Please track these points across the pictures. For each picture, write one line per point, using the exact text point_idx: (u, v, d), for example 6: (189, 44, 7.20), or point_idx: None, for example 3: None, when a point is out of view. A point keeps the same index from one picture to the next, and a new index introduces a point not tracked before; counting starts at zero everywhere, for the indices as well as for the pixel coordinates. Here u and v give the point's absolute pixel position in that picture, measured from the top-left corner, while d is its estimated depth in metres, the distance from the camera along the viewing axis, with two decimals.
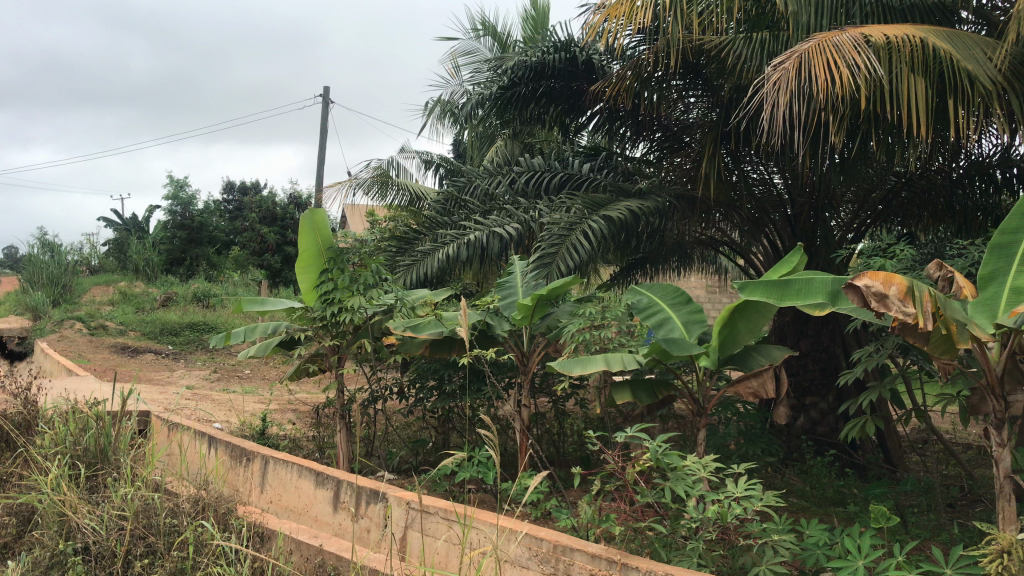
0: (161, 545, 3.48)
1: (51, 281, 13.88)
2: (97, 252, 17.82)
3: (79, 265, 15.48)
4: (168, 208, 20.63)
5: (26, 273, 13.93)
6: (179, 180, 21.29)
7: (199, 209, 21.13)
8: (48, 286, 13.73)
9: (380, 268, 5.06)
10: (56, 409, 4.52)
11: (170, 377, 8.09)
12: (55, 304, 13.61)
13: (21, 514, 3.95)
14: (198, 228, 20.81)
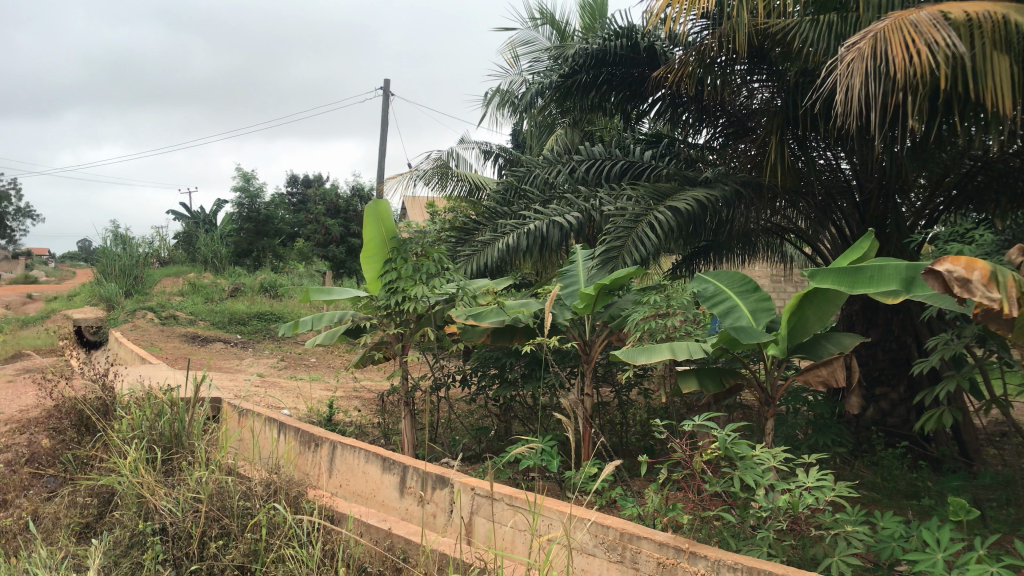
0: (234, 527, 3.57)
1: (124, 272, 14.28)
2: (169, 245, 18.24)
3: (152, 258, 15.92)
4: (234, 201, 21.07)
5: (100, 265, 14.36)
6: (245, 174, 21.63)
7: (264, 202, 21.54)
8: (121, 277, 14.14)
9: (443, 257, 5.10)
10: (133, 396, 4.66)
11: (238, 365, 8.23)
12: (129, 295, 14.00)
13: (102, 495, 4.08)
14: (265, 220, 21.20)
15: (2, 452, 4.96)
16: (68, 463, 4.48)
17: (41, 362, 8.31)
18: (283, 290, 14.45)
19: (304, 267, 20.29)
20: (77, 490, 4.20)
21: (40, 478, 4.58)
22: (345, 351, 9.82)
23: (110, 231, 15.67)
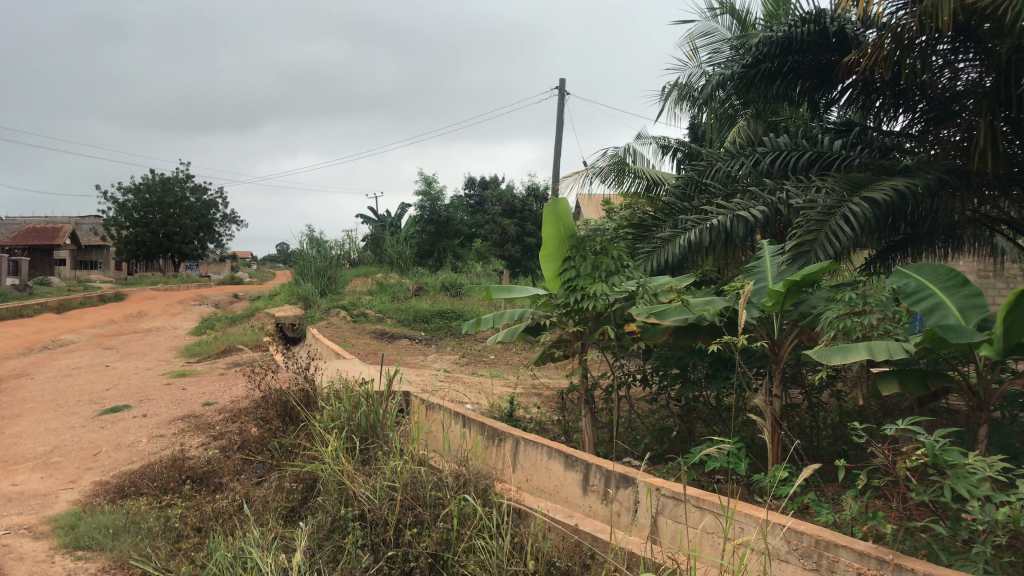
0: (426, 517, 3.71)
1: (318, 273, 15.22)
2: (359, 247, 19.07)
3: (344, 259, 16.87)
4: (417, 205, 21.92)
5: (297, 268, 15.40)
6: (428, 178, 22.60)
7: (445, 204, 22.25)
8: (315, 278, 15.08)
9: (622, 254, 4.95)
10: (332, 389, 4.95)
11: (423, 361, 8.54)
12: (323, 295, 14.90)
13: (305, 482, 4.40)
14: (445, 222, 21.93)
15: (218, 439, 5.42)
16: (275, 450, 4.83)
17: (249, 356, 9.00)
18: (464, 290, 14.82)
19: (482, 267, 20.78)
20: (284, 475, 4.52)
21: (250, 463, 4.96)
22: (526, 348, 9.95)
23: (304, 236, 16.75)
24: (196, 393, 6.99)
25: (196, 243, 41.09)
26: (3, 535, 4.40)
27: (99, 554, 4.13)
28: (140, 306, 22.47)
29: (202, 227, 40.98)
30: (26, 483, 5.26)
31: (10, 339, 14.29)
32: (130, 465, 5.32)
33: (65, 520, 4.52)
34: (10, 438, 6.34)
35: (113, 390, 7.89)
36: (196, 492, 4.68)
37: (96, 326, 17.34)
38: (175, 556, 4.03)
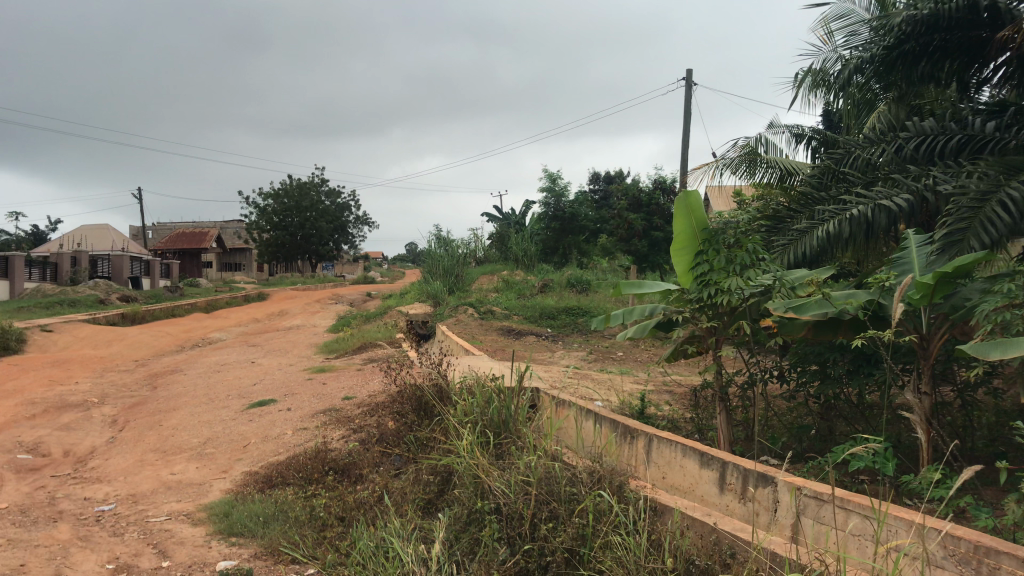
0: (562, 511, 3.70)
1: (446, 272, 15.53)
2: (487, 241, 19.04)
3: (470, 257, 17.16)
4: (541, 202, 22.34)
5: (427, 266, 15.79)
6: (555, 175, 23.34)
7: (569, 200, 22.31)
8: (443, 277, 15.40)
9: (758, 247, 4.84)
10: (465, 384, 5.05)
11: (552, 357, 8.55)
12: (450, 293, 15.21)
13: (441, 474, 4.45)
14: (571, 218, 21.97)
15: (357, 432, 5.61)
16: (412, 443, 4.97)
17: (383, 352, 9.28)
18: (591, 288, 14.54)
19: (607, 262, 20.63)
20: (420, 468, 4.63)
21: (388, 456, 5.11)
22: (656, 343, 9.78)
23: (431, 235, 17.12)
24: (335, 388, 7.27)
25: (328, 244, 42.77)
26: (165, 520, 4.72)
27: (251, 541, 4.36)
28: (281, 305, 23.61)
29: (334, 228, 42.61)
30: (184, 472, 5.61)
31: (166, 337, 15.32)
32: (276, 456, 5.58)
33: (220, 508, 4.79)
34: (169, 429, 6.78)
35: (259, 384, 8.30)
36: (338, 484, 4.87)
37: (241, 325, 18.35)
38: (320, 545, 4.21)
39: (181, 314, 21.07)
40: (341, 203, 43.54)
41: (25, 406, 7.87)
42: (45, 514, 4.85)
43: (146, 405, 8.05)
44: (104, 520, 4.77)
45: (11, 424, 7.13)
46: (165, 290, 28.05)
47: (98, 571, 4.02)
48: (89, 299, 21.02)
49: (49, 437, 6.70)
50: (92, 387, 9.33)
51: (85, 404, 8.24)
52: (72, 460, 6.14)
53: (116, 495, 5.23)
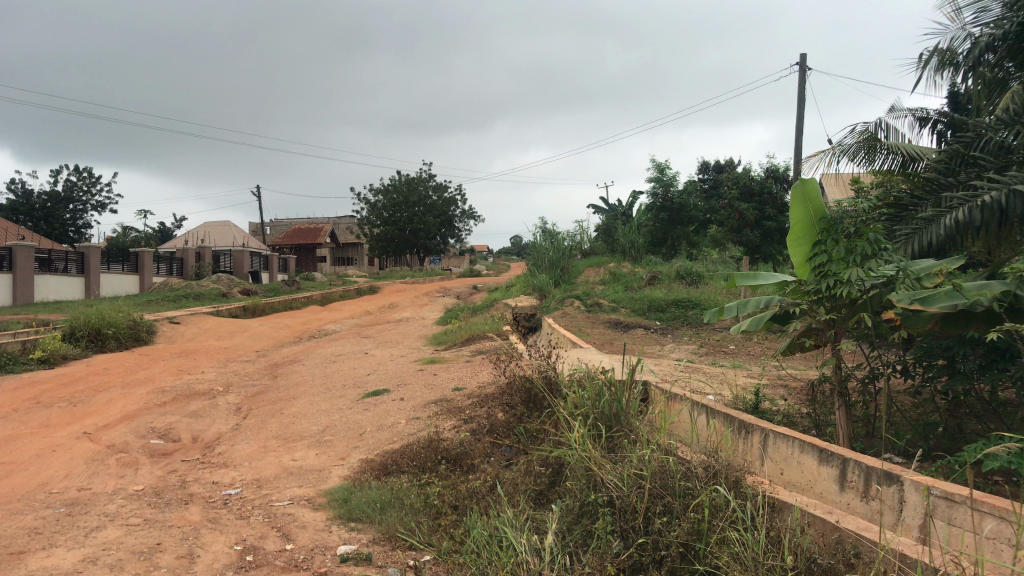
0: (676, 506, 3.65)
1: (552, 264, 15.56)
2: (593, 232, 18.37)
3: (577, 249, 17.12)
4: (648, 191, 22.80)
5: (533, 259, 15.90)
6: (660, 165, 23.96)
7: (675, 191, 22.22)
8: (550, 269, 15.44)
9: (879, 236, 4.55)
10: (576, 376, 5.04)
11: (661, 350, 8.42)
12: (557, 285, 15.21)
13: (553, 466, 4.45)
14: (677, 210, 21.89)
15: (469, 422, 5.70)
16: (522, 434, 5.00)
17: (492, 344, 9.36)
18: (701, 280, 13.71)
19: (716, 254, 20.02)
20: (532, 459, 4.65)
21: (499, 446, 5.17)
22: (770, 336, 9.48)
23: (536, 227, 17.12)
24: (446, 379, 7.38)
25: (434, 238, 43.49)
26: (288, 504, 4.91)
27: (369, 527, 4.48)
28: (390, 298, 24.17)
29: (441, 222, 43.33)
30: (304, 458, 5.83)
31: (283, 329, 15.94)
32: (390, 444, 5.72)
33: (339, 494, 4.96)
34: (289, 417, 7.04)
35: (373, 375, 8.52)
36: (451, 473, 4.96)
37: (354, 317, 18.90)
38: (436, 532, 4.30)
39: (297, 307, 21.86)
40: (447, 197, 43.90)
41: (158, 394, 8.33)
42: (178, 496, 5.13)
43: (267, 394, 8.39)
44: (231, 503, 5.00)
45: (145, 411, 7.57)
46: (282, 284, 29.21)
47: (228, 551, 4.22)
48: (213, 293, 22.07)
49: (180, 424, 7.08)
50: (217, 376, 9.80)
51: (212, 392, 8.66)
52: (201, 445, 6.47)
53: (242, 479, 5.48)
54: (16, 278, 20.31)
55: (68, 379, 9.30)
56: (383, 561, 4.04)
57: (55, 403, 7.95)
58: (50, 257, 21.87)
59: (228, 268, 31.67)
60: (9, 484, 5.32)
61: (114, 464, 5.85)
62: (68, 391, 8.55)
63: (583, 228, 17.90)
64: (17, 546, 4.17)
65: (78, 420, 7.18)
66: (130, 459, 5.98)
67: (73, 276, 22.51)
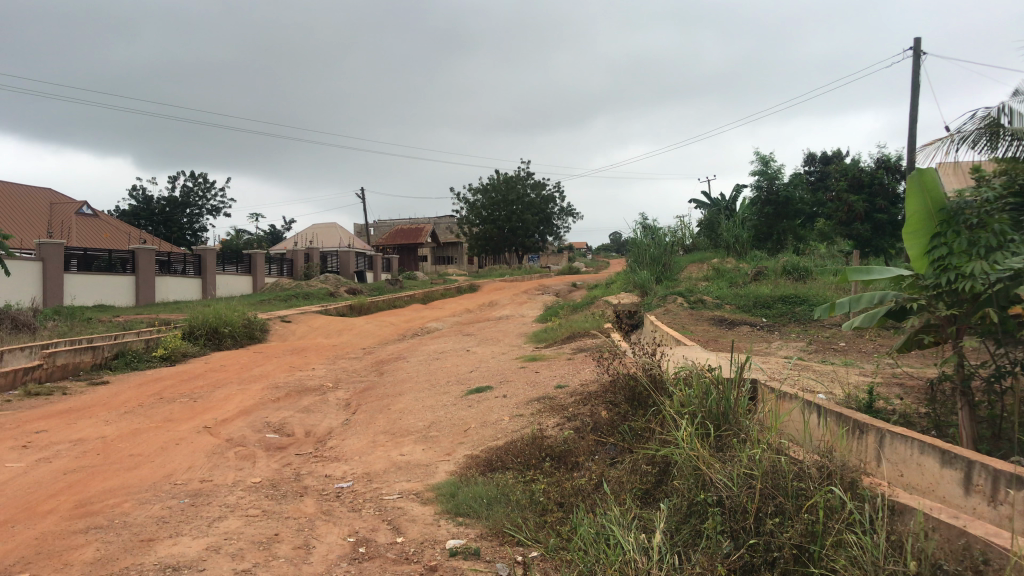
0: (789, 506, 3.54)
1: (654, 261, 15.41)
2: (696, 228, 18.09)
3: (679, 245, 16.89)
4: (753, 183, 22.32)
5: (634, 257, 15.97)
6: (764, 157, 23.46)
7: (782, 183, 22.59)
8: (651, 266, 15.31)
9: (1005, 226, 4.36)
10: (682, 374, 4.97)
11: (768, 347, 8.21)
12: (659, 281, 15.05)
13: (659, 466, 4.39)
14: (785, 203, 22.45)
15: (572, 420, 5.70)
16: (626, 433, 4.96)
17: (593, 342, 9.33)
18: (810, 275, 13.26)
19: (825, 248, 19.44)
20: (638, 458, 4.61)
21: (604, 444, 5.14)
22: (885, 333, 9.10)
23: (636, 224, 16.96)
24: (548, 377, 7.40)
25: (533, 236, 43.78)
26: (397, 498, 5.03)
27: (477, 522, 4.54)
28: (491, 296, 24.40)
29: (540, 220, 43.37)
30: (411, 453, 5.96)
31: (388, 327, 16.32)
32: (495, 440, 5.78)
33: (446, 489, 5.04)
34: (396, 413, 7.20)
35: (476, 372, 8.63)
36: (556, 470, 4.98)
37: (455, 315, 19.17)
38: (542, 529, 4.31)
39: (400, 305, 22.34)
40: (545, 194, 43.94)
41: (272, 390, 8.67)
42: (293, 489, 5.32)
43: (374, 390, 8.60)
44: (343, 496, 5.15)
45: (260, 406, 7.88)
46: (385, 284, 29.91)
47: (341, 543, 4.34)
48: (320, 292, 22.79)
49: (293, 419, 7.34)
50: (327, 373, 10.12)
51: (322, 388, 8.95)
52: (313, 439, 6.69)
53: (352, 473, 5.63)
54: (140, 280, 21.47)
55: (189, 376, 9.78)
56: (490, 556, 4.08)
57: (178, 398, 8.37)
58: (170, 260, 23.03)
59: (334, 268, 32.61)
60: (138, 475, 5.62)
61: (233, 457, 6.11)
62: (190, 387, 8.99)
63: (685, 224, 17.68)
64: (146, 533, 4.41)
65: (199, 414, 7.53)
66: (247, 452, 6.24)
67: (190, 277, 23.63)
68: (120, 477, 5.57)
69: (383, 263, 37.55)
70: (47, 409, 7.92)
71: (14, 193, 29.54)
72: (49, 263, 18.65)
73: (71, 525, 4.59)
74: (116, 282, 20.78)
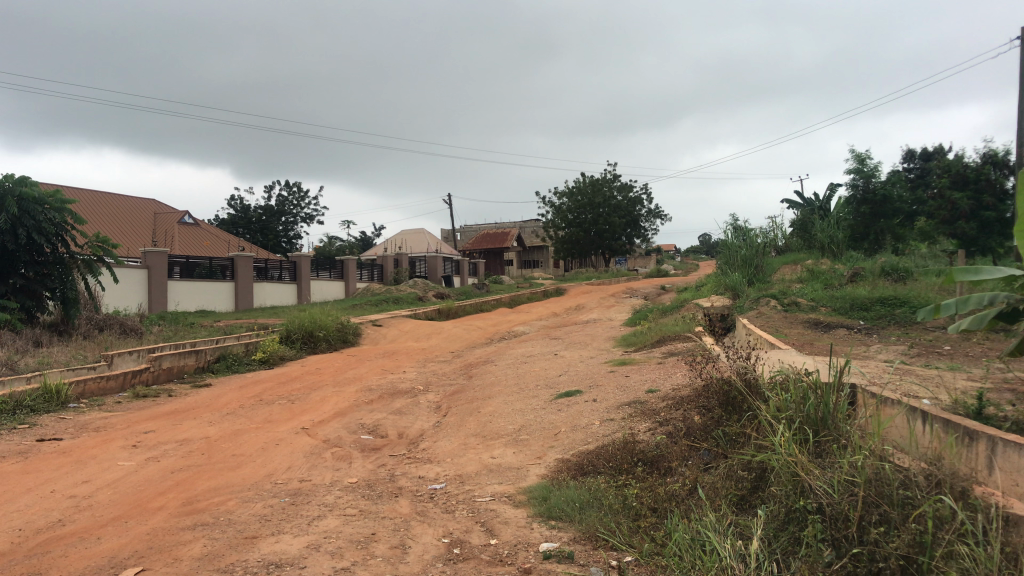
0: (894, 516, 3.39)
1: (745, 262, 15.15)
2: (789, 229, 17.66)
3: (771, 246, 16.52)
4: (850, 181, 21.56)
5: (723, 257, 15.84)
6: (859, 155, 22.73)
7: (879, 181, 21.84)
8: (743, 268, 15.04)
9: None
10: (778, 378, 4.86)
11: (867, 351, 7.94)
12: (751, 284, 14.74)
13: (755, 472, 4.28)
14: (883, 200, 21.85)
15: (664, 425, 5.64)
16: (721, 438, 4.88)
17: (684, 346, 9.22)
18: (910, 275, 12.77)
19: (927, 247, 18.67)
20: (732, 463, 4.52)
21: (697, 450, 5.06)
22: (994, 335, 8.71)
23: (727, 224, 16.70)
24: (638, 381, 7.34)
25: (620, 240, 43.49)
26: (490, 500, 5.08)
27: (570, 525, 4.54)
28: (578, 299, 24.36)
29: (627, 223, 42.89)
30: (502, 456, 6.01)
31: (476, 330, 16.49)
32: (586, 444, 5.77)
33: (538, 492, 5.06)
34: (486, 416, 7.27)
35: (565, 376, 8.63)
36: (648, 475, 4.94)
37: (542, 318, 19.22)
38: (636, 534, 4.28)
39: (488, 309, 22.54)
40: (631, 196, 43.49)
41: (365, 392, 8.87)
42: (388, 489, 5.43)
43: (464, 393, 8.70)
44: (437, 497, 5.23)
45: (354, 408, 8.07)
46: (472, 288, 30.22)
47: (436, 543, 4.41)
48: (409, 297, 23.19)
49: (386, 420, 7.49)
50: (418, 376, 10.29)
51: (413, 391, 9.11)
52: (406, 441, 6.81)
53: (445, 475, 5.72)
54: (238, 286, 22.27)
55: (287, 378, 10.10)
56: (584, 559, 4.07)
57: (276, 400, 8.64)
58: (266, 266, 23.82)
59: (423, 273, 33.16)
60: (241, 474, 5.83)
61: (330, 457, 6.28)
62: (288, 389, 9.27)
63: (777, 224, 17.28)
64: (250, 530, 4.57)
65: (297, 415, 7.77)
66: (343, 452, 6.40)
67: (285, 283, 24.37)
68: (224, 476, 5.79)
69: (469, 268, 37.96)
70: (156, 410, 8.30)
71: (122, 204, 31.08)
72: (154, 270, 19.52)
73: (180, 521, 4.79)
74: (216, 288, 21.60)
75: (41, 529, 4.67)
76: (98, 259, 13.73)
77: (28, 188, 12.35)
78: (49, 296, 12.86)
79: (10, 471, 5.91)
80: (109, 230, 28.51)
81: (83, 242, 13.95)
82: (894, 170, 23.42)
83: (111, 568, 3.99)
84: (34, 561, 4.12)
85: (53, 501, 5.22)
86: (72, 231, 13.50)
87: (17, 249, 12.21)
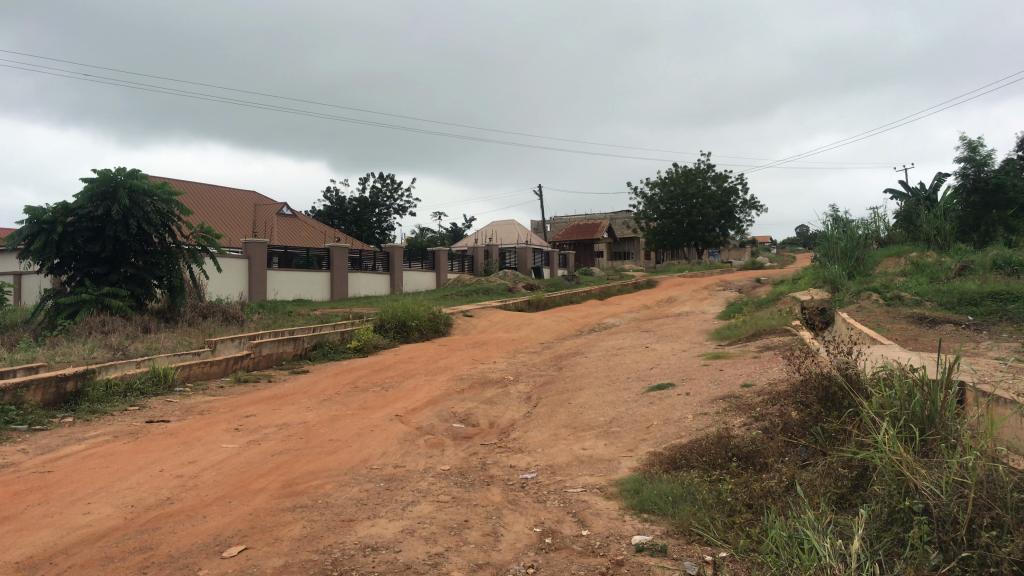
0: (1008, 520, 3.17)
1: (846, 255, 14.71)
2: (892, 220, 17.00)
3: (873, 238, 15.95)
4: (961, 170, 20.86)
5: (824, 250, 15.34)
6: (972, 141, 21.74)
7: (993, 169, 21.34)
8: (843, 260, 14.61)
9: None
10: (881, 374, 4.69)
11: (977, 348, 7.59)
12: (851, 277, 14.28)
13: (857, 471, 4.13)
14: (995, 189, 21.07)
15: (760, 420, 5.52)
16: (820, 435, 4.76)
17: (780, 340, 9.00)
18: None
19: None
20: (833, 461, 4.38)
21: (794, 446, 4.94)
22: None
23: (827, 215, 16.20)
24: (733, 375, 7.21)
25: (714, 231, 42.73)
26: (581, 491, 5.08)
27: (662, 519, 4.50)
28: (669, 292, 24.10)
29: (721, 214, 42.11)
30: (593, 448, 6.00)
31: (566, 321, 16.50)
32: (679, 438, 5.71)
33: (630, 484, 5.03)
34: (577, 407, 7.27)
35: (656, 368, 8.55)
36: (743, 471, 4.85)
37: (632, 311, 19.06)
38: (731, 530, 4.21)
39: (579, 301, 22.53)
40: (727, 185, 42.28)
41: (457, 381, 8.99)
42: (480, 477, 5.50)
43: (555, 384, 8.73)
44: (528, 487, 5.26)
45: (446, 396, 8.19)
46: (563, 279, 30.29)
47: (528, 532, 4.44)
48: (500, 288, 23.38)
49: (477, 409, 7.58)
50: (508, 366, 10.36)
51: (504, 381, 9.18)
52: (498, 430, 6.88)
53: (537, 465, 5.75)
54: (334, 276, 22.87)
55: (382, 366, 10.34)
56: (678, 554, 4.02)
57: (371, 387, 8.84)
58: (361, 257, 24.40)
59: (513, 264, 33.43)
60: (339, 458, 6.00)
61: (423, 444, 6.39)
62: (382, 376, 9.48)
63: (880, 216, 16.68)
64: (346, 514, 4.69)
65: (390, 402, 7.94)
66: (436, 440, 6.50)
67: (380, 273, 24.91)
68: (321, 460, 5.96)
69: (559, 260, 38.04)
70: (257, 395, 8.60)
71: (225, 196, 32.34)
72: (254, 259, 20.22)
73: (280, 502, 4.95)
74: (312, 277, 22.23)
75: (152, 506, 4.91)
76: (203, 250, 14.35)
77: (138, 181, 12.97)
78: (157, 285, 13.51)
79: (123, 450, 6.23)
80: (213, 221, 29.71)
81: (189, 234, 14.60)
82: (1010, 158, 22.53)
83: (216, 545, 4.16)
84: (144, 536, 4.33)
85: (162, 480, 5.48)
86: (179, 222, 14.11)
87: (128, 239, 12.85)
